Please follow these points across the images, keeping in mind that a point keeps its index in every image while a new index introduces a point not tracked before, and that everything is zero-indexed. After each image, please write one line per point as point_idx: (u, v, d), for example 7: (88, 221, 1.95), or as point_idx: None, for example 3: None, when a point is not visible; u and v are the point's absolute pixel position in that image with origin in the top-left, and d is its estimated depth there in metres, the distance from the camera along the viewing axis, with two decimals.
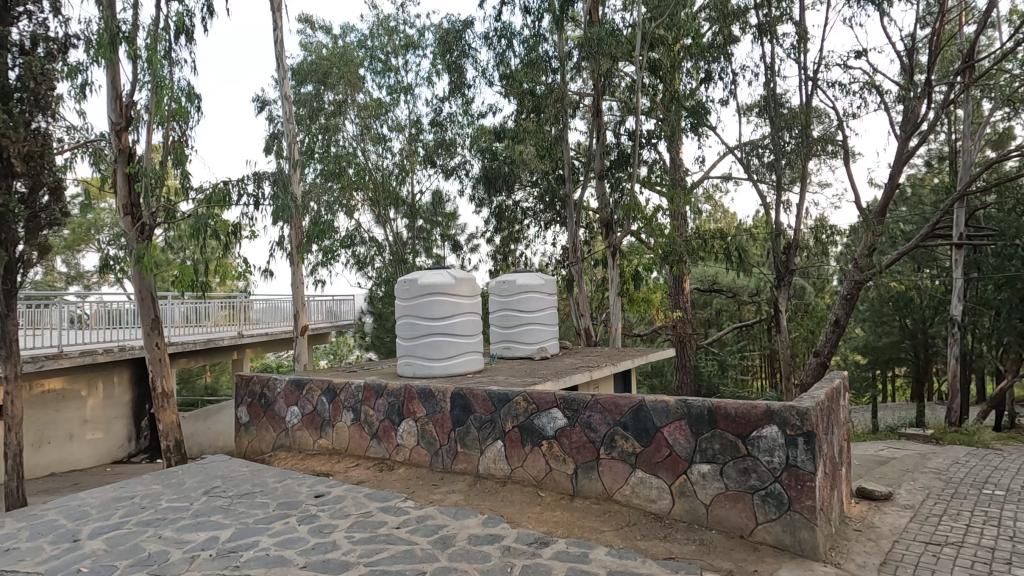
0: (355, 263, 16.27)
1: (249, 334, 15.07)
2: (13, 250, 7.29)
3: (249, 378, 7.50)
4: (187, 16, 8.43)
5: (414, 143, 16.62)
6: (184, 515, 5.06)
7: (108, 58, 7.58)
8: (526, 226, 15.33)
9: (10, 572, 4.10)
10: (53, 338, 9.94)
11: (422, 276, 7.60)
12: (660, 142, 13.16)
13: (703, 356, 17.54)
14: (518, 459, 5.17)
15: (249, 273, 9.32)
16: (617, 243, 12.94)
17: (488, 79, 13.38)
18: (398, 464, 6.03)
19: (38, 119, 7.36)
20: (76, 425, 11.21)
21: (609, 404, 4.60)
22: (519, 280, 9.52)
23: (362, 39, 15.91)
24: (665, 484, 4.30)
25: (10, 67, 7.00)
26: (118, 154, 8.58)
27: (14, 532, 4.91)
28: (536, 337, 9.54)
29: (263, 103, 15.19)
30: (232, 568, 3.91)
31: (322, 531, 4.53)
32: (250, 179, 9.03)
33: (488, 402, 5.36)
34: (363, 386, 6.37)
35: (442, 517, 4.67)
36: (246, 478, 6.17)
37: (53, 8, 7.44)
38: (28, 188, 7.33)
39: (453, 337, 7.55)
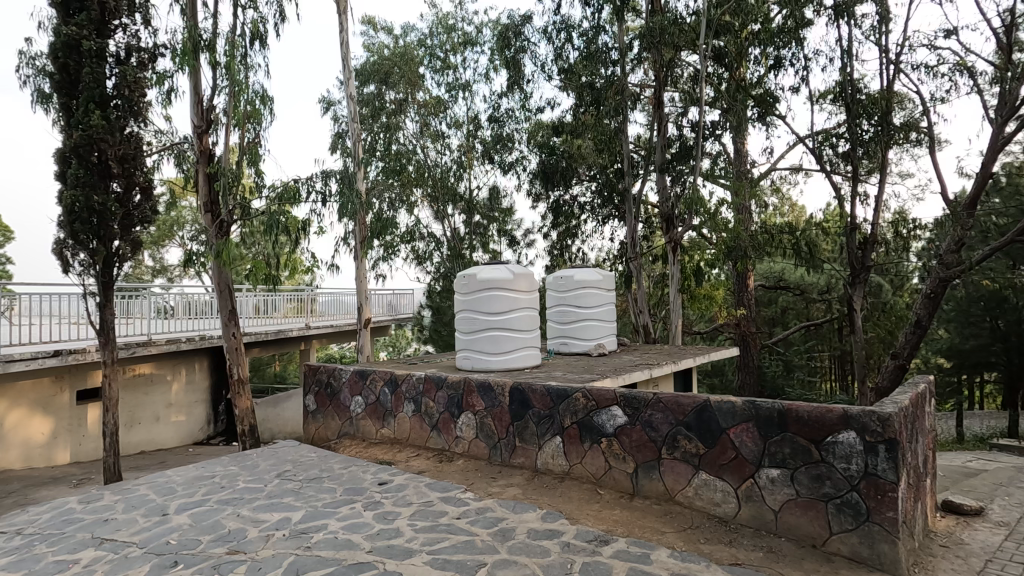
0: (414, 258, 16.63)
1: (316, 326, 15.76)
2: (110, 245, 7.90)
3: (316, 367, 7.82)
4: (261, 23, 8.86)
5: (472, 139, 16.72)
6: (259, 496, 5.36)
7: (191, 65, 8.06)
8: (583, 221, 15.21)
9: (110, 540, 4.48)
10: (143, 327, 10.78)
11: (480, 271, 7.67)
12: (725, 133, 12.67)
13: (769, 356, 16.81)
14: (577, 456, 5.15)
15: (316, 267, 9.71)
16: (679, 238, 12.58)
17: (547, 74, 13.30)
18: (457, 456, 6.13)
19: (132, 125, 7.91)
20: (162, 408, 12.07)
21: (672, 403, 4.50)
22: (576, 276, 9.42)
23: (422, 38, 16.15)
24: (731, 487, 4.16)
25: (108, 76, 7.62)
26: (199, 155, 9.09)
27: (112, 503, 5.38)
28: (594, 333, 9.46)
29: (329, 104, 15.74)
30: (304, 549, 4.11)
31: (385, 518, 4.68)
32: (318, 178, 9.38)
33: (546, 398, 5.38)
34: (424, 378, 6.52)
35: (502, 510, 4.72)
36: (314, 463, 6.46)
37: (145, 19, 7.99)
38: (123, 188, 7.90)
39: (512, 332, 7.59)
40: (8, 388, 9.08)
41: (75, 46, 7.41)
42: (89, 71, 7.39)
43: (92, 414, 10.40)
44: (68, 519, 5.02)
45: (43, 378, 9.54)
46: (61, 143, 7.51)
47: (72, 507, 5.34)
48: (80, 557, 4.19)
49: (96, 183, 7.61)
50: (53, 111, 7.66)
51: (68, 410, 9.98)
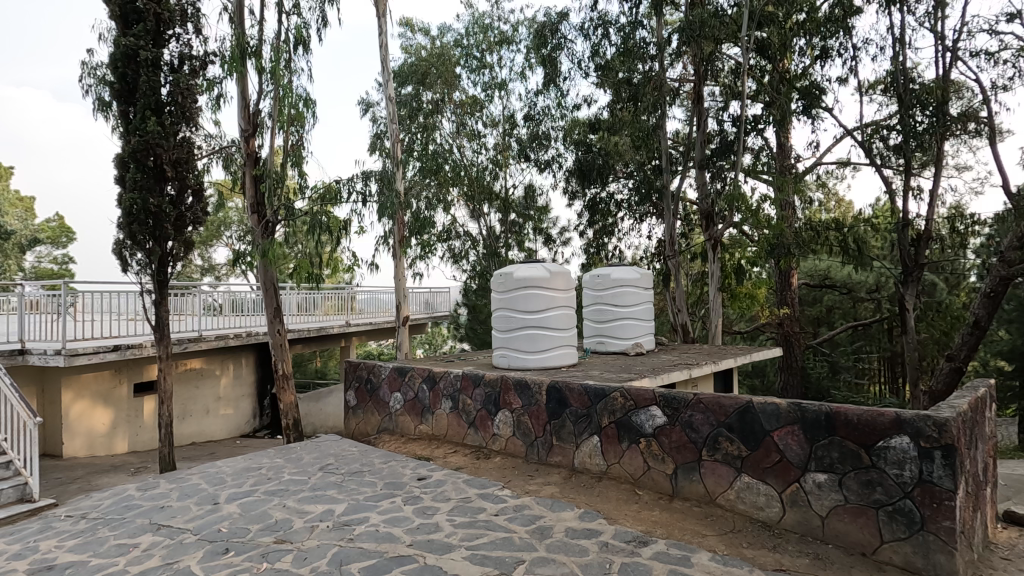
0: (451, 257, 16.81)
1: (356, 323, 16.11)
2: (165, 246, 8.28)
3: (356, 364, 8.00)
4: (304, 28, 9.09)
5: (508, 138, 16.74)
6: (304, 488, 5.53)
7: (238, 71, 8.34)
8: (619, 219, 15.10)
9: (166, 527, 4.71)
10: (193, 323, 11.27)
11: (517, 269, 7.67)
12: (768, 127, 12.32)
13: (814, 357, 16.25)
14: (615, 456, 5.11)
15: (357, 266, 9.84)
16: (719, 236, 12.30)
17: (583, 71, 13.21)
18: (494, 453, 6.18)
19: (184, 130, 8.24)
20: (211, 401, 12.57)
21: (713, 404, 4.42)
22: (613, 274, 9.33)
23: (459, 38, 16.25)
24: (775, 491, 4.06)
25: (163, 84, 7.96)
26: (245, 157, 9.41)
27: (167, 491, 5.65)
28: (631, 333, 9.36)
29: (368, 106, 16.04)
30: (347, 540, 4.23)
31: (425, 512, 4.75)
32: (358, 179, 9.57)
33: (584, 397, 5.36)
34: (461, 375, 6.58)
35: (539, 509, 4.73)
36: (355, 457, 6.62)
37: (195, 29, 8.32)
38: (176, 190, 8.26)
39: (549, 330, 7.58)
40: (72, 380, 9.61)
41: (133, 56, 7.77)
42: (146, 79, 7.75)
43: (147, 406, 10.93)
44: (128, 505, 5.31)
45: (104, 371, 10.07)
46: (121, 148, 7.90)
47: (132, 494, 5.64)
48: (139, 541, 4.42)
49: (152, 186, 7.98)
50: (112, 118, 8.07)
51: (127, 401, 10.52)
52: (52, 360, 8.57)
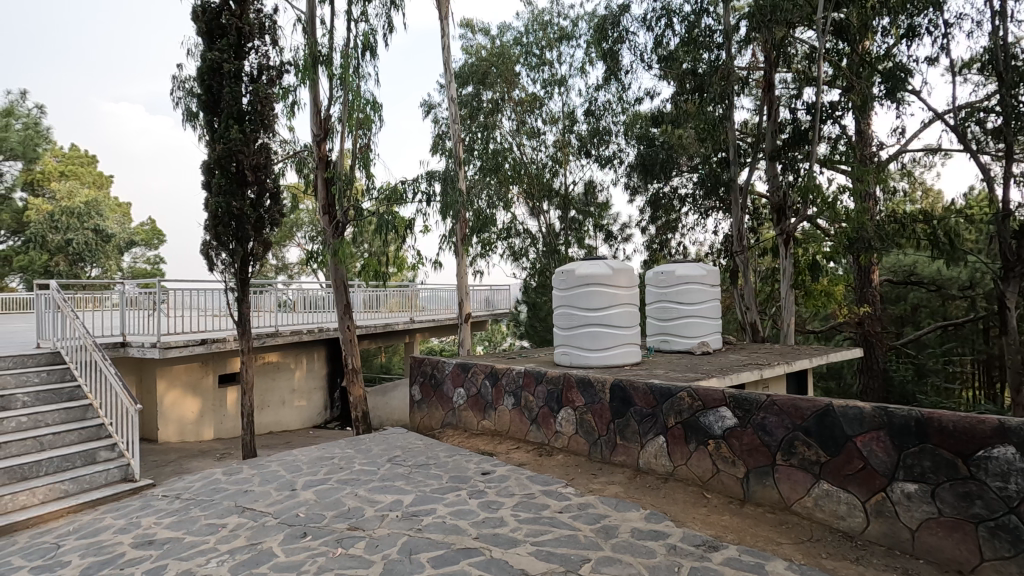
0: (511, 254, 16.95)
1: (419, 320, 16.53)
2: (246, 246, 8.80)
3: (421, 359, 8.20)
4: (371, 34, 9.40)
5: (568, 134, 16.60)
6: (374, 478, 5.75)
7: (311, 78, 8.74)
8: (683, 214, 14.72)
9: (249, 509, 5.03)
10: (271, 320, 11.75)
11: (579, 266, 7.62)
12: (846, 114, 11.59)
13: (898, 359, 15.18)
14: (682, 457, 4.99)
15: (421, 264, 9.99)
16: (792, 230, 11.67)
17: (646, 63, 12.91)
18: (557, 450, 6.18)
19: (262, 136, 8.71)
20: (287, 393, 13.27)
21: (788, 406, 4.23)
22: (678, 271, 9.10)
23: (518, 36, 16.28)
24: (858, 500, 3.83)
25: (244, 94, 8.46)
26: (318, 161, 9.83)
27: (250, 477, 6.03)
28: (697, 331, 9.07)
29: (430, 107, 16.40)
30: (415, 531, 4.35)
31: (490, 507, 4.82)
32: (422, 179, 9.79)
33: (649, 396, 5.26)
34: (524, 372, 6.61)
35: (604, 507, 4.69)
36: (421, 450, 6.81)
37: (272, 40, 8.79)
38: (256, 194, 8.77)
39: (611, 328, 7.49)
40: (166, 371, 10.40)
41: (218, 69, 8.29)
42: (229, 90, 8.26)
43: (229, 397, 11.75)
44: (215, 488, 5.71)
45: (193, 363, 10.87)
46: (208, 155, 8.47)
47: (218, 478, 6.05)
48: (226, 522, 4.74)
49: (234, 191, 8.51)
50: (199, 128, 8.67)
51: (212, 392, 11.33)
52: (149, 352, 9.22)
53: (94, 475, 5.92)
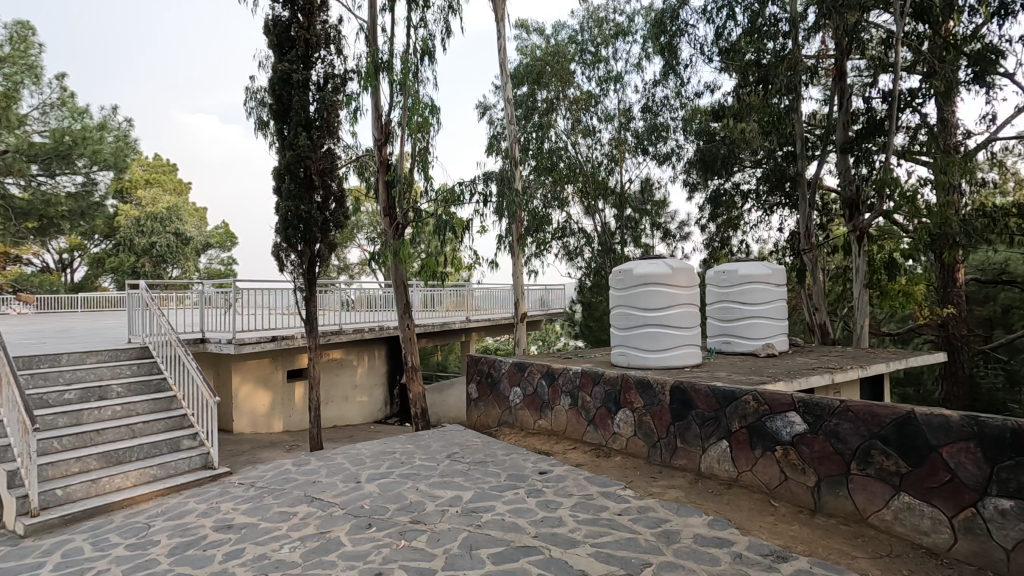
0: (566, 254, 16.88)
1: (475, 319, 16.73)
2: (313, 247, 9.21)
3: (477, 358, 8.29)
4: (430, 39, 9.59)
5: (624, 132, 16.34)
6: (434, 474, 5.88)
7: (373, 85, 9.03)
8: (745, 210, 14.21)
9: (318, 499, 5.27)
10: (335, 318, 12.22)
11: (637, 266, 7.50)
12: (928, 101, 10.81)
13: (986, 365, 14.01)
14: (747, 463, 4.83)
15: (477, 264, 10.12)
16: (865, 226, 11.01)
17: (706, 56, 12.54)
18: (614, 452, 6.11)
19: (328, 143, 9.08)
20: (349, 388, 13.77)
21: (864, 413, 4.01)
22: (741, 270, 8.75)
23: (573, 35, 16.19)
24: (943, 515, 3.58)
25: (311, 101, 8.84)
26: (379, 164, 10.12)
27: (318, 468, 6.32)
28: (761, 333, 8.72)
29: (485, 108, 16.58)
30: (475, 527, 4.42)
31: (548, 506, 4.83)
32: (479, 180, 9.89)
33: (711, 399, 5.11)
34: (581, 372, 6.58)
35: (664, 511, 4.60)
36: (479, 447, 6.91)
37: (337, 49, 9.14)
38: (323, 198, 9.15)
39: (670, 329, 7.32)
40: (239, 366, 11.04)
41: (287, 79, 8.70)
42: (298, 99, 8.67)
43: (297, 391, 12.33)
44: (286, 478, 6.02)
45: (263, 359, 11.48)
46: (278, 162, 8.92)
47: (289, 469, 6.37)
48: (297, 511, 4.98)
49: (303, 195, 8.91)
50: (270, 135, 9.13)
51: (280, 386, 11.93)
52: (225, 348, 9.77)
53: (179, 461, 6.36)
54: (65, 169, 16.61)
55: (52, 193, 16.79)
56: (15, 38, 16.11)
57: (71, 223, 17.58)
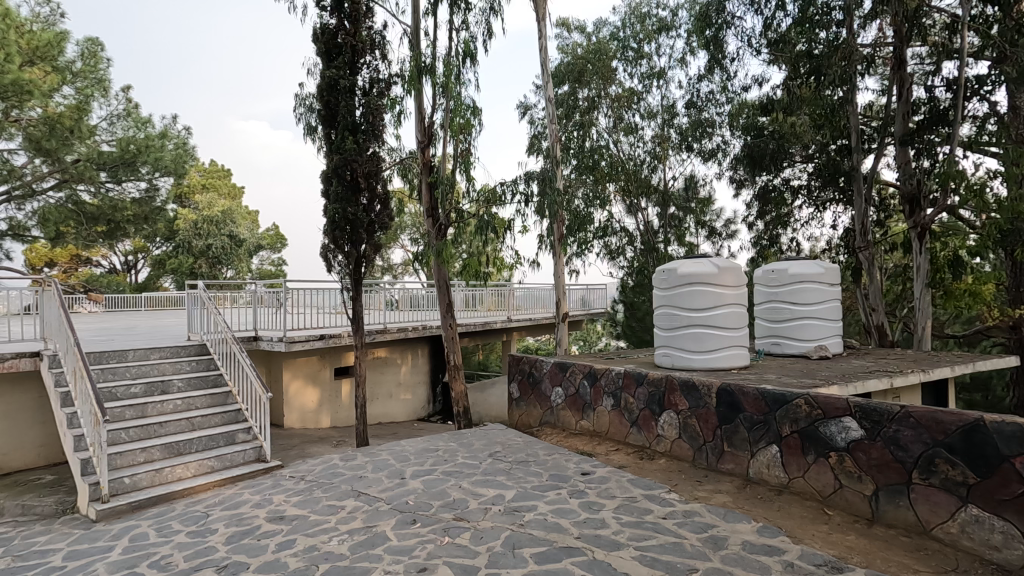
0: (607, 253, 16.72)
1: (517, 318, 16.76)
2: (359, 248, 9.45)
3: (519, 358, 8.31)
4: (472, 41, 9.67)
5: (668, 129, 16.05)
6: (476, 472, 5.93)
7: (416, 88, 9.18)
8: (795, 207, 13.71)
9: (364, 494, 5.40)
10: (379, 317, 12.50)
11: (681, 265, 7.35)
12: (998, 88, 10.14)
13: None
14: (799, 469, 4.66)
15: (519, 264, 10.13)
16: (927, 222, 10.43)
17: (754, 49, 12.16)
18: (658, 454, 6.01)
19: (373, 146, 9.29)
20: (394, 386, 14.05)
21: (927, 419, 3.80)
22: (791, 269, 8.42)
23: (615, 31, 15.99)
24: (1015, 530, 3.35)
25: (357, 106, 9.07)
26: (422, 166, 10.28)
27: (364, 464, 6.48)
28: (813, 334, 8.39)
29: (526, 108, 16.59)
30: (518, 526, 4.44)
31: (591, 507, 4.80)
32: (521, 180, 9.91)
33: (760, 402, 4.96)
34: (623, 373, 6.50)
35: (711, 516, 4.50)
36: (521, 447, 6.93)
37: (382, 55, 9.34)
38: (368, 200, 9.37)
39: (717, 329, 7.14)
40: (290, 363, 11.45)
41: (334, 85, 8.95)
42: (345, 105, 8.91)
43: (343, 388, 12.68)
44: (334, 473, 6.20)
45: (312, 357, 11.86)
46: (326, 165, 9.19)
47: (336, 464, 6.56)
48: (345, 505, 5.13)
49: (349, 198, 9.14)
50: (318, 140, 9.42)
51: (328, 383, 12.29)
52: (277, 346, 10.14)
53: (234, 454, 6.65)
54: (131, 176, 17.58)
55: (118, 199, 17.83)
56: (86, 54, 17.15)
57: (136, 227, 18.60)
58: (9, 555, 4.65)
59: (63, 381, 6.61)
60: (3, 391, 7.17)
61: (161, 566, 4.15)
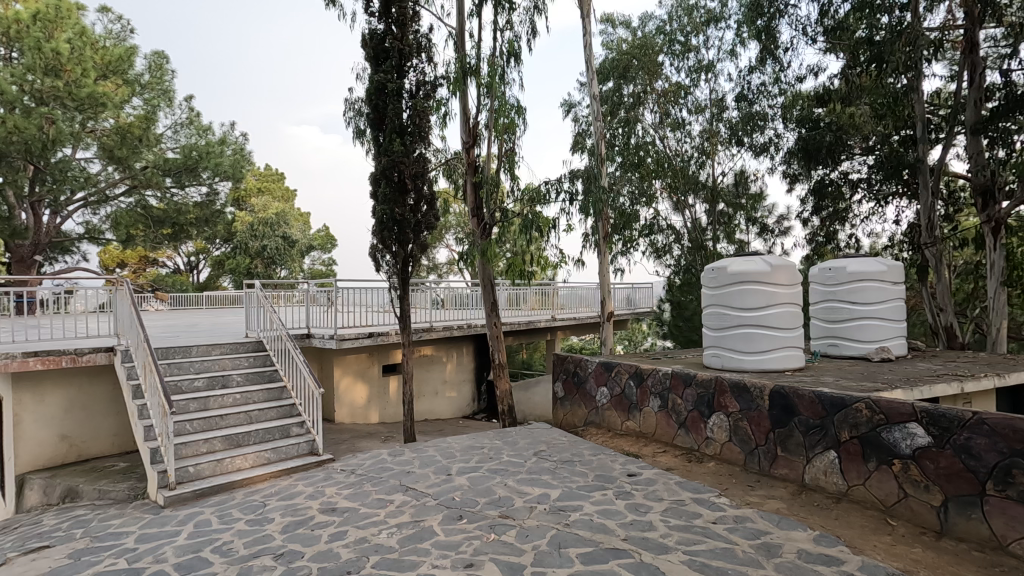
0: (654, 251, 16.44)
1: (561, 317, 16.68)
2: (407, 248, 9.63)
3: (564, 357, 8.27)
4: (516, 41, 9.69)
5: (717, 123, 15.61)
6: (521, 471, 5.95)
7: (461, 89, 9.28)
8: (853, 202, 13.09)
9: (412, 489, 5.51)
10: (425, 316, 12.72)
11: (731, 263, 7.15)
12: None
13: None
14: (858, 476, 4.45)
15: (563, 262, 10.09)
16: (1002, 216, 9.73)
17: (809, 37, 11.67)
18: (707, 457, 5.86)
19: (420, 148, 9.44)
20: (439, 384, 14.26)
21: (1002, 427, 3.56)
22: (850, 267, 8.04)
23: (661, 25, 15.66)
24: None
25: (404, 109, 9.25)
26: (467, 166, 10.39)
27: (411, 459, 6.61)
28: (874, 335, 7.98)
29: (570, 106, 16.50)
30: (563, 525, 4.43)
31: (637, 509, 4.73)
32: (565, 179, 9.86)
33: (816, 405, 4.78)
34: (671, 374, 6.37)
35: (764, 523, 4.36)
36: (565, 446, 6.90)
37: (428, 57, 9.48)
38: (415, 201, 9.55)
39: (769, 330, 6.89)
40: (340, 360, 11.81)
41: (383, 89, 9.15)
42: (393, 107, 9.10)
43: (391, 385, 12.97)
44: (383, 467, 6.35)
45: (361, 354, 12.19)
46: (375, 167, 9.42)
47: (385, 458, 6.73)
48: (393, 499, 5.25)
49: (397, 199, 9.33)
50: (367, 143, 9.66)
51: (376, 380, 12.61)
52: (328, 343, 10.47)
53: (289, 447, 6.92)
54: (193, 181, 18.54)
55: (182, 202, 18.85)
56: (153, 66, 18.27)
57: (198, 230, 19.60)
58: (88, 536, 4.99)
59: (135, 374, 7.05)
60: (81, 385, 7.68)
61: (222, 552, 4.36)
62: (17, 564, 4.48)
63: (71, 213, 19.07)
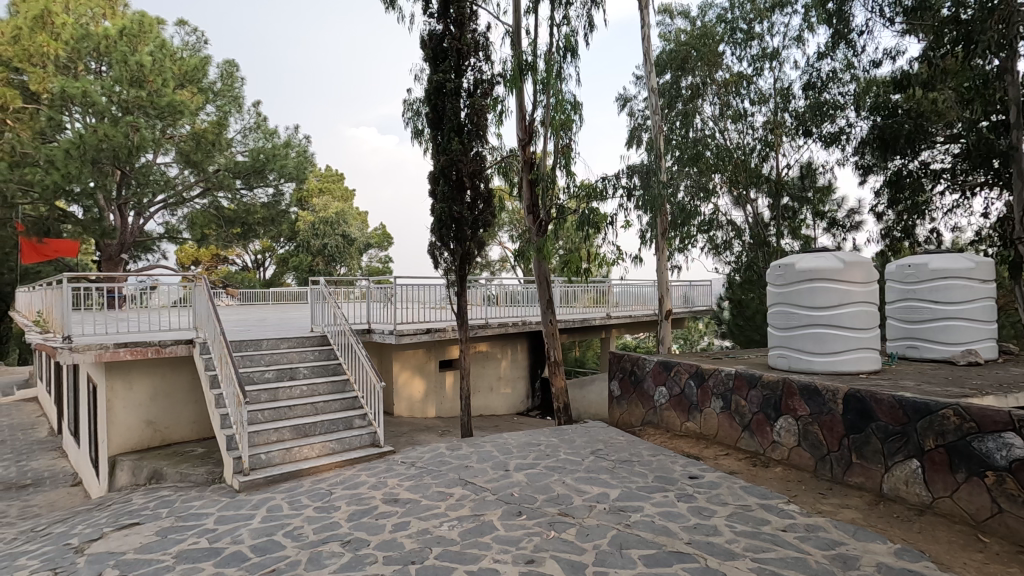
0: (713, 247, 15.96)
1: (616, 315, 16.45)
2: (464, 246, 9.74)
3: (620, 355, 8.14)
4: (573, 35, 9.60)
5: (782, 113, 14.92)
6: (579, 469, 5.91)
7: (518, 87, 9.29)
8: (935, 194, 12.19)
9: (471, 483, 5.59)
10: (481, 313, 12.85)
11: (800, 259, 6.86)
12: None
13: None
14: (946, 488, 4.15)
15: (618, 259, 9.93)
16: None
17: (886, 18, 10.94)
18: (774, 462, 5.63)
19: (477, 146, 9.51)
20: (494, 380, 14.38)
21: None
22: (932, 264, 7.51)
23: (722, 13, 15.12)
24: None
25: (462, 108, 9.33)
26: (523, 164, 10.39)
27: (468, 454, 6.70)
28: (960, 337, 7.40)
29: (625, 101, 16.23)
30: (624, 526, 4.37)
31: (701, 513, 4.60)
32: (622, 174, 9.70)
33: (897, 411, 4.49)
34: (735, 374, 6.15)
35: (838, 533, 4.14)
36: (623, 446, 6.80)
37: (485, 56, 9.56)
38: (472, 199, 9.64)
39: (841, 329, 6.54)
40: (399, 355, 12.14)
41: (441, 89, 9.29)
42: (451, 107, 9.23)
43: (447, 380, 13.21)
44: (441, 461, 6.47)
45: (419, 350, 12.50)
46: (434, 167, 9.59)
47: (443, 453, 6.84)
48: (453, 493, 5.33)
49: (455, 197, 9.48)
50: (425, 142, 9.85)
51: (433, 375, 12.88)
52: (387, 338, 10.75)
53: (352, 439, 7.16)
54: (260, 183, 19.48)
55: (252, 203, 19.85)
56: (225, 74, 19.35)
57: (265, 229, 20.59)
58: (173, 516, 5.35)
59: (212, 365, 7.49)
60: (165, 373, 8.22)
61: (294, 536, 4.56)
62: (112, 539, 4.86)
63: (152, 214, 20.49)
